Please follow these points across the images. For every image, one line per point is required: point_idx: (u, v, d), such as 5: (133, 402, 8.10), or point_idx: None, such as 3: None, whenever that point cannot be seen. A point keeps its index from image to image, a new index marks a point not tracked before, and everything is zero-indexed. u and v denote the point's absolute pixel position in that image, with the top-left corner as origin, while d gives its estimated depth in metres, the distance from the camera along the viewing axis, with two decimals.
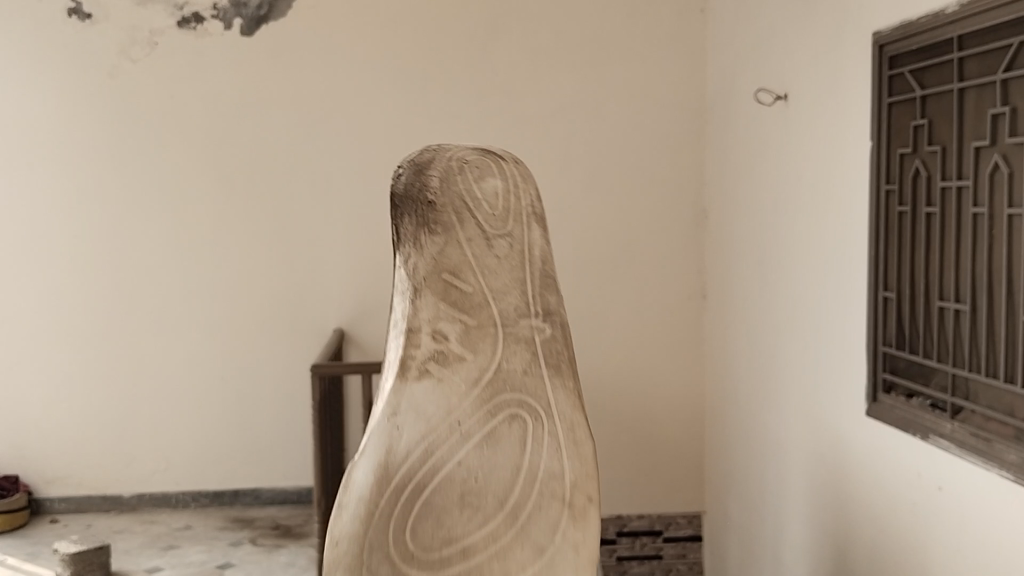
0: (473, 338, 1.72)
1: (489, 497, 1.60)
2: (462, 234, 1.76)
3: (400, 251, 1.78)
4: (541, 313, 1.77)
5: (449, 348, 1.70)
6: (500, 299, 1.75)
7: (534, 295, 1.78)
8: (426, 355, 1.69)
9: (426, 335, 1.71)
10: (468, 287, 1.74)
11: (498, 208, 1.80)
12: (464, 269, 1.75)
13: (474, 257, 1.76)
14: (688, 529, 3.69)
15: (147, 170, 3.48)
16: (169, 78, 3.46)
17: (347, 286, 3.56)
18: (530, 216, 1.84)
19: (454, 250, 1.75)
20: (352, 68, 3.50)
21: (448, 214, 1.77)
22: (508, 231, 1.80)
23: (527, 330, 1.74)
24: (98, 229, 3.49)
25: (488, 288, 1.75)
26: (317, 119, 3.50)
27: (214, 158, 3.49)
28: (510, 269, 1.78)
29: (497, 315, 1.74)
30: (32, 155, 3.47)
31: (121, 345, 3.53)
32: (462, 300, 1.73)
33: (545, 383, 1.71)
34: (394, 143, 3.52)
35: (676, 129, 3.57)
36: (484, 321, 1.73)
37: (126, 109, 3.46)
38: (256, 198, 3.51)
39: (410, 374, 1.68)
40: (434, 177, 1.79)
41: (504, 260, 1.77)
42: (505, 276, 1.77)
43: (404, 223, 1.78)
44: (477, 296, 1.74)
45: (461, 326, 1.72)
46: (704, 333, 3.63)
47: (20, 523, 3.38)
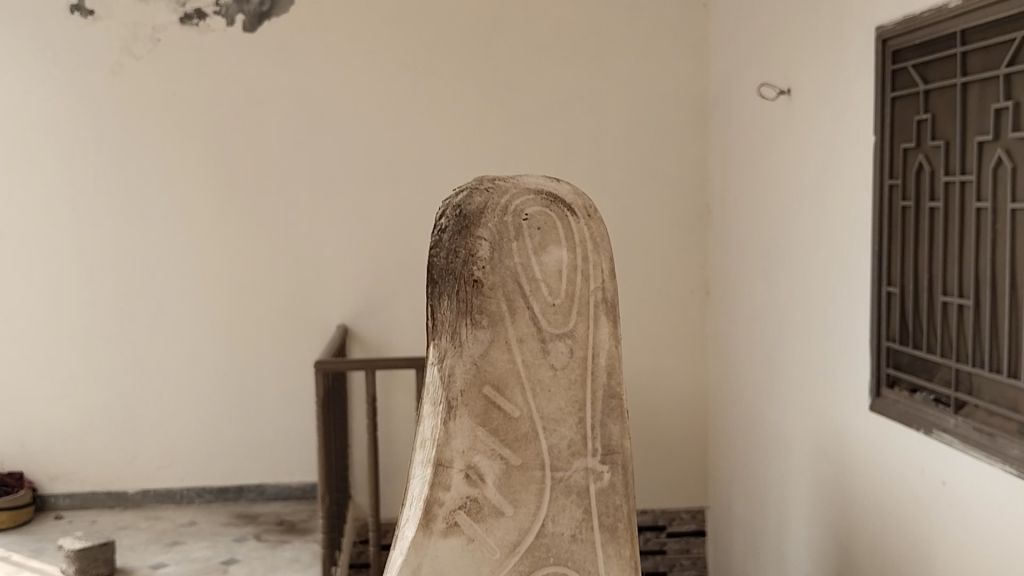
0: (513, 482, 1.59)
1: None
2: (512, 344, 1.61)
3: (436, 341, 1.63)
4: (598, 452, 1.62)
5: (485, 491, 1.58)
6: (550, 434, 1.61)
7: (591, 430, 1.62)
8: (461, 495, 1.57)
9: (459, 466, 1.57)
10: (513, 409, 1.60)
11: (559, 297, 1.64)
12: (512, 391, 1.60)
13: (525, 376, 1.61)
14: (692, 524, 3.70)
15: (150, 167, 3.49)
16: (171, 75, 3.46)
17: (350, 282, 3.56)
18: (594, 309, 1.65)
19: (500, 355, 1.61)
20: (354, 63, 3.50)
21: (497, 301, 1.61)
22: (568, 332, 1.64)
23: (578, 475, 1.61)
24: (101, 226, 3.49)
25: (538, 413, 1.61)
26: (319, 115, 3.50)
27: (217, 154, 3.49)
28: (566, 386, 1.63)
29: (546, 452, 1.60)
30: (35, 152, 3.47)
31: (125, 342, 3.54)
32: (507, 426, 1.60)
33: (593, 545, 1.60)
34: (396, 139, 3.52)
35: (678, 124, 3.57)
36: (529, 460, 1.60)
37: (129, 106, 3.47)
38: (259, 194, 3.51)
39: (437, 520, 1.56)
40: (485, 257, 1.62)
41: (561, 373, 1.62)
42: (559, 397, 1.62)
43: (443, 308, 1.62)
44: (523, 424, 1.60)
45: (503, 464, 1.59)
46: (707, 328, 3.63)
47: (25, 519, 3.39)
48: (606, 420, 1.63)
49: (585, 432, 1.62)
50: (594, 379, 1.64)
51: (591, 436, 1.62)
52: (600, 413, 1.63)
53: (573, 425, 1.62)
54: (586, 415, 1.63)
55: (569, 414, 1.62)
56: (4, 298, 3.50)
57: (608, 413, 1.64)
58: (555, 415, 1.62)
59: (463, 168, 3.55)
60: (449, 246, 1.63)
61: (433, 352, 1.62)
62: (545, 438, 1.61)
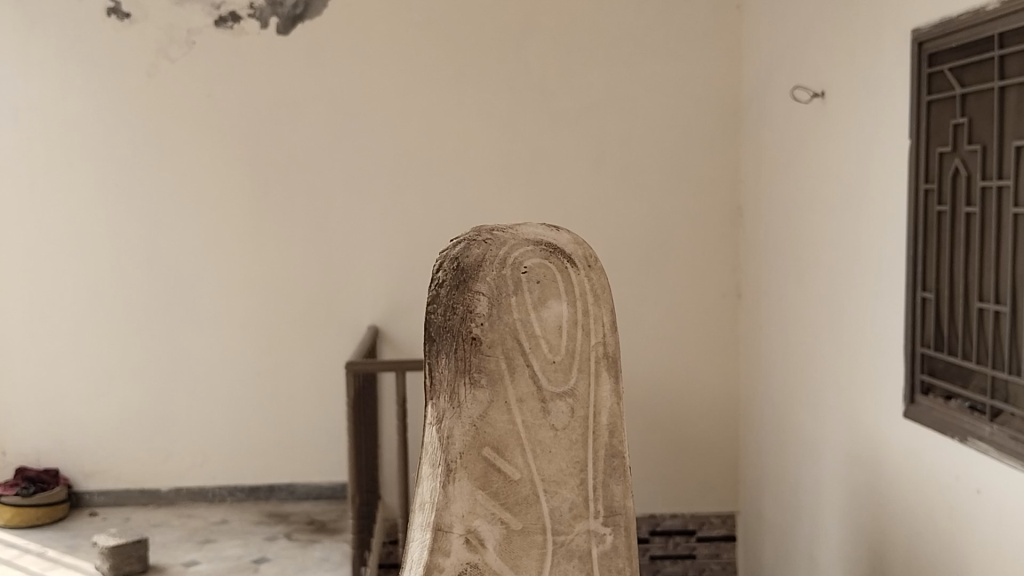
0: (514, 546, 1.64)
1: None
2: (513, 407, 1.67)
3: (433, 401, 1.69)
4: (601, 517, 1.68)
5: (486, 556, 1.63)
6: (551, 497, 1.67)
7: (592, 495, 1.68)
8: (464, 557, 1.62)
9: (460, 529, 1.62)
10: (513, 471, 1.66)
11: (559, 353, 1.70)
12: (513, 454, 1.66)
13: (526, 439, 1.67)
14: (722, 529, 3.68)
15: (184, 169, 3.52)
16: (205, 77, 3.50)
17: (382, 283, 3.58)
18: (593, 371, 1.72)
19: (501, 416, 1.67)
20: (386, 65, 3.51)
21: (496, 359, 1.67)
22: (568, 392, 1.70)
23: (581, 539, 1.67)
24: (136, 227, 3.53)
25: (539, 475, 1.67)
26: (351, 117, 3.52)
27: (250, 156, 3.52)
28: (567, 448, 1.69)
29: (546, 515, 1.66)
30: (72, 153, 3.52)
31: (158, 342, 3.58)
32: (508, 487, 1.65)
33: None
34: (428, 140, 3.53)
35: (711, 127, 3.55)
36: (530, 524, 1.65)
37: (164, 109, 3.51)
38: (291, 196, 3.54)
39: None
40: (484, 317, 1.68)
41: (561, 434, 1.68)
42: (560, 458, 1.68)
43: (439, 368, 1.68)
44: (523, 487, 1.66)
45: (505, 527, 1.64)
46: (739, 332, 3.61)
47: (60, 515, 3.44)
48: (607, 482, 1.69)
49: (585, 495, 1.68)
50: (595, 440, 1.70)
51: (593, 498, 1.68)
52: (602, 475, 1.69)
53: (574, 484, 1.68)
54: (586, 477, 1.68)
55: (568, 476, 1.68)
56: (41, 297, 3.55)
57: (610, 475, 1.70)
58: (554, 476, 1.67)
59: (495, 170, 3.55)
60: (446, 302, 1.69)
61: (432, 413, 1.68)
62: (545, 500, 1.66)
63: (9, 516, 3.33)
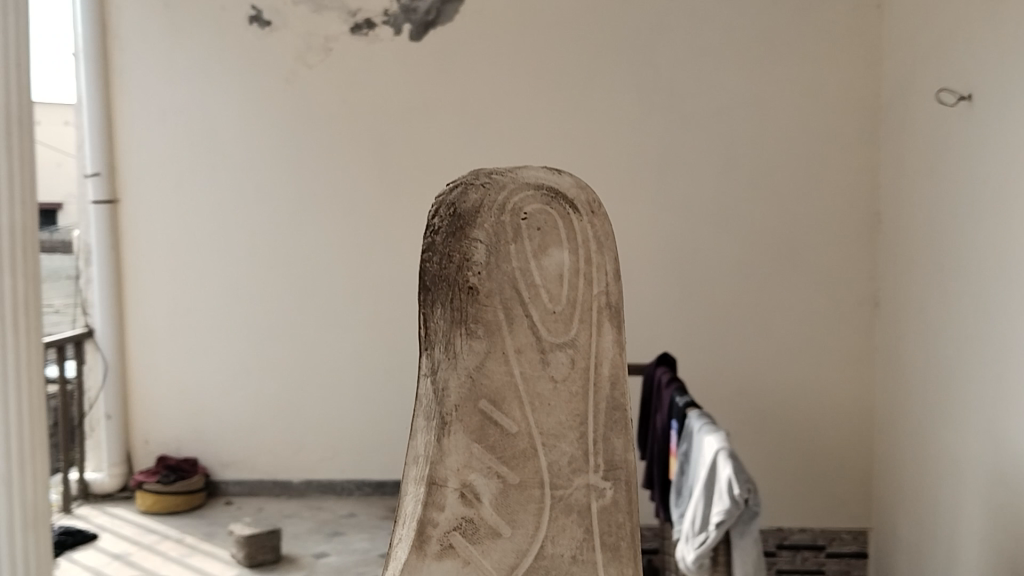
0: (511, 499, 1.51)
1: None
2: (509, 352, 1.53)
3: (430, 349, 1.56)
4: (604, 470, 1.54)
5: (480, 509, 1.50)
6: (548, 446, 1.53)
7: (593, 445, 1.54)
8: (456, 513, 1.50)
9: (453, 485, 1.50)
10: (510, 423, 1.53)
11: (560, 301, 1.54)
12: (506, 400, 1.53)
13: (522, 381, 1.53)
14: (853, 545, 3.55)
15: (320, 171, 3.63)
16: (340, 82, 3.60)
17: None
18: (601, 316, 1.55)
19: (498, 367, 1.53)
20: (516, 70, 3.54)
21: (493, 310, 1.53)
22: (572, 337, 1.55)
23: (581, 487, 1.53)
24: (273, 227, 3.66)
25: (536, 428, 1.53)
26: (481, 121, 3.56)
27: (382, 159, 3.60)
28: (568, 400, 1.54)
29: (544, 469, 1.52)
30: (215, 156, 3.67)
31: (292, 338, 3.69)
32: (504, 443, 1.52)
33: (596, 566, 1.51)
34: (555, 144, 3.55)
35: (848, 130, 3.45)
36: (528, 477, 1.52)
37: (300, 113, 3.62)
38: (420, 198, 3.60)
39: (430, 542, 1.49)
40: (479, 258, 1.53)
41: (560, 386, 1.54)
42: (559, 411, 1.54)
43: (437, 316, 1.55)
44: (520, 440, 1.53)
45: (500, 480, 1.51)
46: (875, 342, 3.49)
47: (198, 503, 3.60)
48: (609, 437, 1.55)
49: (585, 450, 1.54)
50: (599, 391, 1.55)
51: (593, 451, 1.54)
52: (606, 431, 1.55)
53: (572, 425, 1.54)
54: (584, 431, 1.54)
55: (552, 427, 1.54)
56: (185, 293, 3.73)
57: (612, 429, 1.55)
58: (557, 433, 1.54)
59: (623, 174, 3.53)
60: (443, 251, 1.54)
61: (428, 364, 1.55)
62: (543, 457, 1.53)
63: (151, 502, 3.52)
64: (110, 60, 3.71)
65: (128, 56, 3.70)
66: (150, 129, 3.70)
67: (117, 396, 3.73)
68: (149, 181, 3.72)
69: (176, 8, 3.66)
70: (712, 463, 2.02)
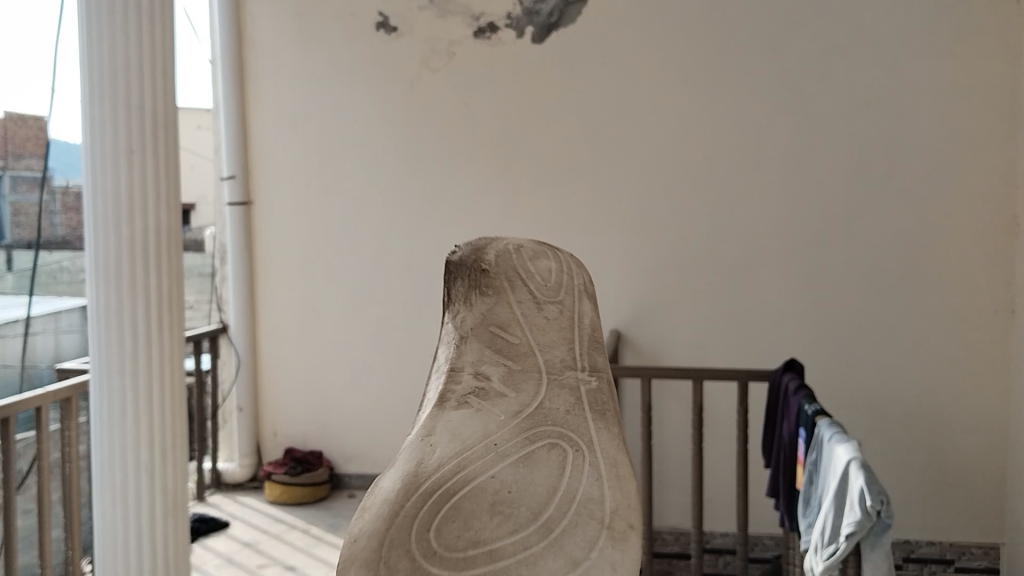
0: (515, 378, 1.57)
1: (524, 507, 1.30)
2: (511, 298, 1.73)
3: (448, 311, 1.75)
4: (589, 368, 1.62)
5: (490, 383, 1.55)
6: (545, 349, 1.64)
7: (582, 351, 1.66)
8: (466, 389, 1.53)
9: (467, 373, 1.57)
10: (515, 340, 1.65)
11: (551, 280, 1.81)
12: (511, 324, 1.68)
13: (524, 314, 1.70)
14: (983, 561, 3.40)
15: (443, 174, 3.71)
16: (463, 85, 3.67)
17: (627, 288, 3.60)
18: (582, 290, 1.83)
19: (503, 309, 1.70)
20: (637, 72, 3.54)
21: (502, 280, 1.76)
22: (560, 299, 1.77)
23: (573, 379, 1.59)
24: (397, 229, 3.76)
25: (536, 344, 1.65)
26: (601, 123, 3.58)
27: (503, 162, 3.66)
28: (555, 333, 1.69)
29: (542, 363, 1.61)
30: (341, 158, 3.79)
31: (413, 337, 3.77)
32: (509, 350, 1.63)
33: (588, 420, 1.49)
34: (677, 146, 3.53)
35: (985, 130, 3.32)
36: (528, 367, 1.60)
37: (424, 116, 3.71)
38: (541, 200, 3.64)
39: (448, 400, 1.50)
40: (488, 252, 1.83)
41: (552, 323, 1.70)
42: (551, 334, 1.68)
43: (454, 287, 1.77)
44: (523, 347, 1.64)
45: (505, 368, 1.59)
46: (1012, 350, 3.34)
47: (323, 495, 3.72)
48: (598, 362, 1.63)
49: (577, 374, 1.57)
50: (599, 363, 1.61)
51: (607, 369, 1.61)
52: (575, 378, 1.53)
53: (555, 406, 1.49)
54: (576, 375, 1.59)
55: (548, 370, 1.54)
56: (312, 292, 3.86)
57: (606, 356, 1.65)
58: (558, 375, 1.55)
59: (746, 176, 3.48)
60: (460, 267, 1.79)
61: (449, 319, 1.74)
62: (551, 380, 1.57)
63: (279, 492, 3.66)
64: (244, 67, 3.86)
65: (261, 64, 3.85)
66: (281, 133, 3.84)
67: (248, 390, 3.88)
68: (280, 184, 3.85)
69: (307, 16, 3.79)
70: (842, 473, 2.02)
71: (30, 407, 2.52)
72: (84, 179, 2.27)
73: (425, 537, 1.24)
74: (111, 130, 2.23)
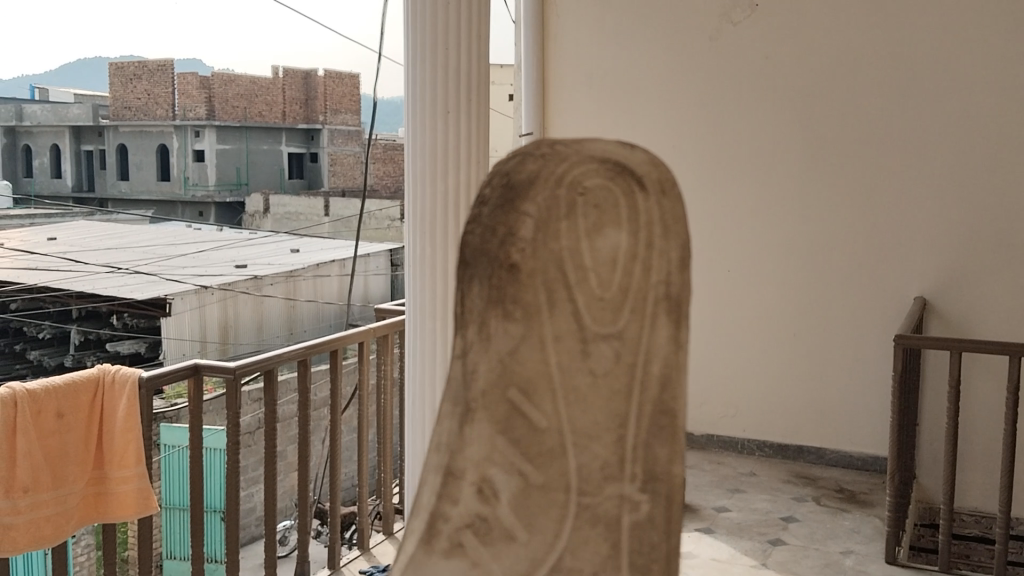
0: (538, 467, 1.07)
1: (544, 501, 1.06)
2: (544, 324, 1.10)
3: (856, 530, 2.99)
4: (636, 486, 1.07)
5: (573, 331, 1.10)
6: (580, 453, 1.07)
7: (624, 466, 1.07)
8: (509, 245, 1.11)
9: (469, 479, 1.08)
10: (543, 420, 1.08)
11: (536, 211, 1.12)
12: (537, 383, 1.08)
13: (567, 249, 1.11)
14: None
15: (739, 130, 3.65)
16: (767, 38, 3.59)
17: (934, 251, 3.38)
18: (545, 321, 1.10)
19: (534, 352, 1.09)
20: (960, 19, 3.29)
21: (533, 290, 1.10)
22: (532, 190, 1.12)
23: (608, 509, 1.06)
24: (690, 185, 3.74)
25: (570, 425, 1.08)
26: (916, 77, 3.37)
27: (805, 118, 3.55)
28: (608, 399, 1.08)
29: (572, 472, 1.07)
30: (635, 114, 3.82)
31: (702, 294, 3.77)
32: (534, 439, 1.08)
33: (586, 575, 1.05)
34: (1003, 98, 3.25)
35: None
36: (553, 480, 1.07)
37: (723, 73, 3.67)
38: (845, 157, 3.49)
39: (473, 315, 1.12)
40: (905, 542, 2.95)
41: (603, 382, 1.09)
42: (599, 410, 1.08)
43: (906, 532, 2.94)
44: (552, 437, 1.08)
45: (525, 425, 1.08)
46: None
47: None
48: (513, 191, 1.13)
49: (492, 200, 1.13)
50: (544, 177, 1.13)
51: (577, 337, 1.09)
52: (656, 314, 1.10)
53: (636, 364, 1.09)
54: (505, 216, 1.12)
55: (495, 432, 1.08)
56: None
57: (504, 188, 1.13)
58: (604, 319, 1.10)
59: None
60: (908, 539, 2.94)
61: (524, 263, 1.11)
62: (560, 321, 1.10)
63: None
64: (546, 28, 3.96)
65: (562, 24, 3.93)
66: (581, 91, 3.91)
67: None
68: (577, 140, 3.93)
69: None
70: None
71: (355, 341, 2.76)
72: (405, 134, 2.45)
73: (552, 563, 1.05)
74: (432, 90, 2.38)
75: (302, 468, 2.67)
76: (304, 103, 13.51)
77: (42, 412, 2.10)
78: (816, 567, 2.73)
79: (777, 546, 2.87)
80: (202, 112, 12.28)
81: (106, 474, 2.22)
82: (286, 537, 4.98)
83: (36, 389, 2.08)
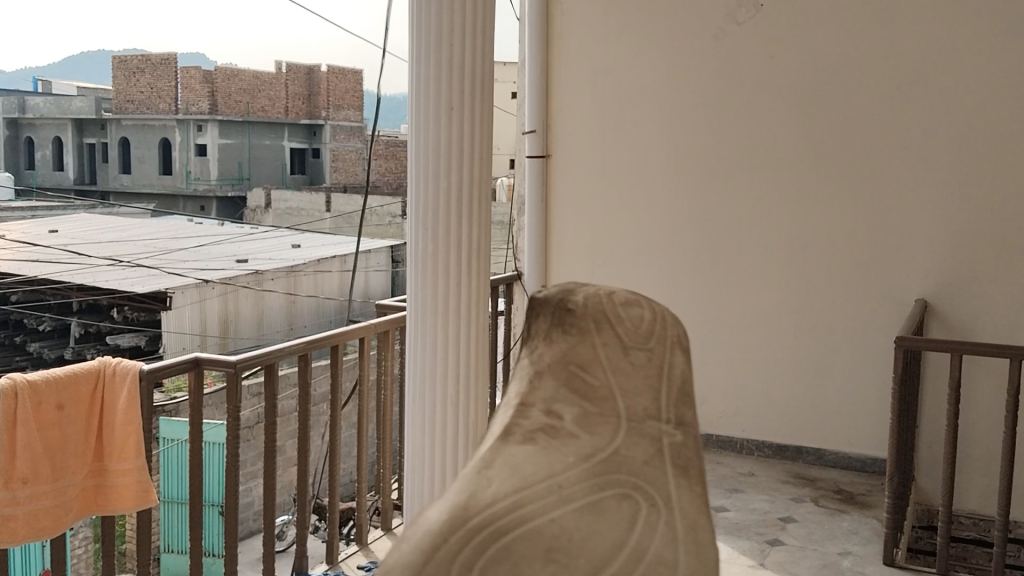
0: (593, 414, 1.04)
1: (603, 421, 1.03)
2: (598, 335, 1.10)
3: (853, 531, 2.99)
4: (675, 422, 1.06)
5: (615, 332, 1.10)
6: (629, 398, 1.06)
7: (667, 404, 1.07)
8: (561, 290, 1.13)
9: (536, 411, 1.04)
10: (597, 381, 1.07)
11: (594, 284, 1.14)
12: (591, 362, 1.08)
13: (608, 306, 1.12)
14: None
15: (742, 130, 3.65)
16: (771, 38, 3.58)
17: (936, 253, 3.38)
18: (599, 319, 1.11)
19: (588, 348, 1.09)
20: (964, 21, 3.29)
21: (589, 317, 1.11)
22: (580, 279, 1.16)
23: (656, 432, 1.04)
24: (692, 185, 3.75)
25: (620, 387, 1.06)
26: (920, 79, 3.37)
27: (808, 119, 3.55)
28: (648, 377, 1.09)
29: (625, 411, 1.05)
30: (639, 112, 3.82)
31: (704, 293, 3.77)
32: (586, 391, 1.06)
33: (646, 466, 1.00)
34: (1006, 101, 3.25)
35: None
36: (608, 413, 1.05)
37: (727, 72, 3.66)
38: (848, 158, 3.49)
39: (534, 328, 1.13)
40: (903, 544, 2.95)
41: (640, 369, 1.09)
42: (643, 387, 1.07)
43: (904, 534, 2.94)
44: (602, 389, 1.06)
45: (577, 390, 1.06)
46: None
47: None
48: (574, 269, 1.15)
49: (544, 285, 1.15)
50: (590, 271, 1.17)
51: (621, 329, 1.11)
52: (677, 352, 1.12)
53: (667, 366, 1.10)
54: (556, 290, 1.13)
55: (547, 387, 1.06)
56: (604, 243, 3.92)
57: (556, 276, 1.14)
58: (640, 333, 1.11)
59: None
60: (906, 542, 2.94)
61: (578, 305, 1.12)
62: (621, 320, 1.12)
63: None
64: (550, 25, 3.95)
65: (566, 22, 3.92)
66: (585, 89, 3.91)
67: None
68: (580, 138, 3.93)
69: None
70: None
71: (355, 337, 2.75)
72: (409, 131, 2.44)
73: (613, 458, 1.00)
74: (435, 88, 2.38)
75: (300, 464, 2.67)
76: (307, 97, 13.42)
77: (42, 404, 2.10)
78: (814, 568, 2.73)
79: (774, 546, 2.87)
80: (205, 107, 12.20)
81: (105, 467, 2.22)
82: (284, 532, 4.98)
83: (36, 380, 2.08)
